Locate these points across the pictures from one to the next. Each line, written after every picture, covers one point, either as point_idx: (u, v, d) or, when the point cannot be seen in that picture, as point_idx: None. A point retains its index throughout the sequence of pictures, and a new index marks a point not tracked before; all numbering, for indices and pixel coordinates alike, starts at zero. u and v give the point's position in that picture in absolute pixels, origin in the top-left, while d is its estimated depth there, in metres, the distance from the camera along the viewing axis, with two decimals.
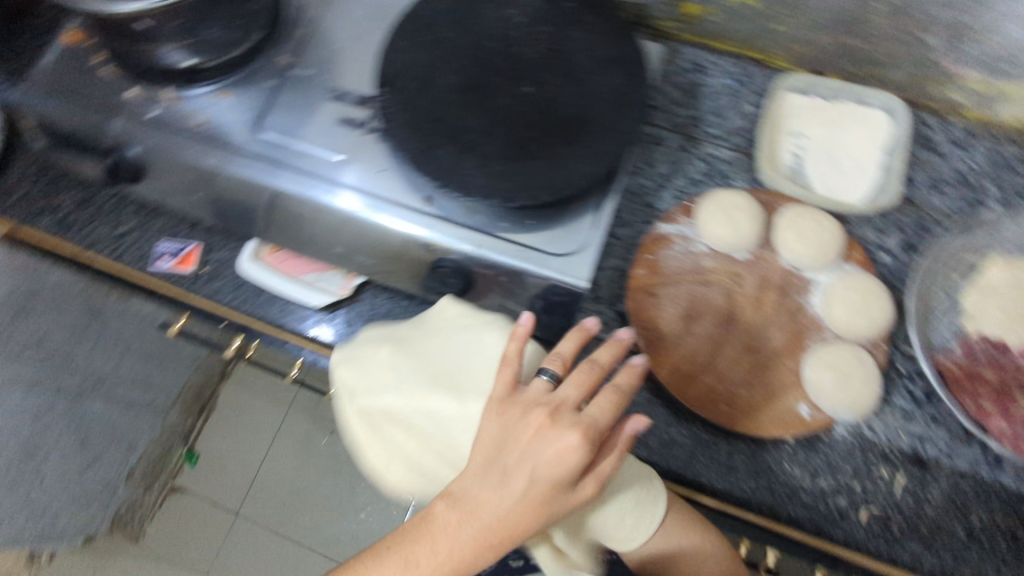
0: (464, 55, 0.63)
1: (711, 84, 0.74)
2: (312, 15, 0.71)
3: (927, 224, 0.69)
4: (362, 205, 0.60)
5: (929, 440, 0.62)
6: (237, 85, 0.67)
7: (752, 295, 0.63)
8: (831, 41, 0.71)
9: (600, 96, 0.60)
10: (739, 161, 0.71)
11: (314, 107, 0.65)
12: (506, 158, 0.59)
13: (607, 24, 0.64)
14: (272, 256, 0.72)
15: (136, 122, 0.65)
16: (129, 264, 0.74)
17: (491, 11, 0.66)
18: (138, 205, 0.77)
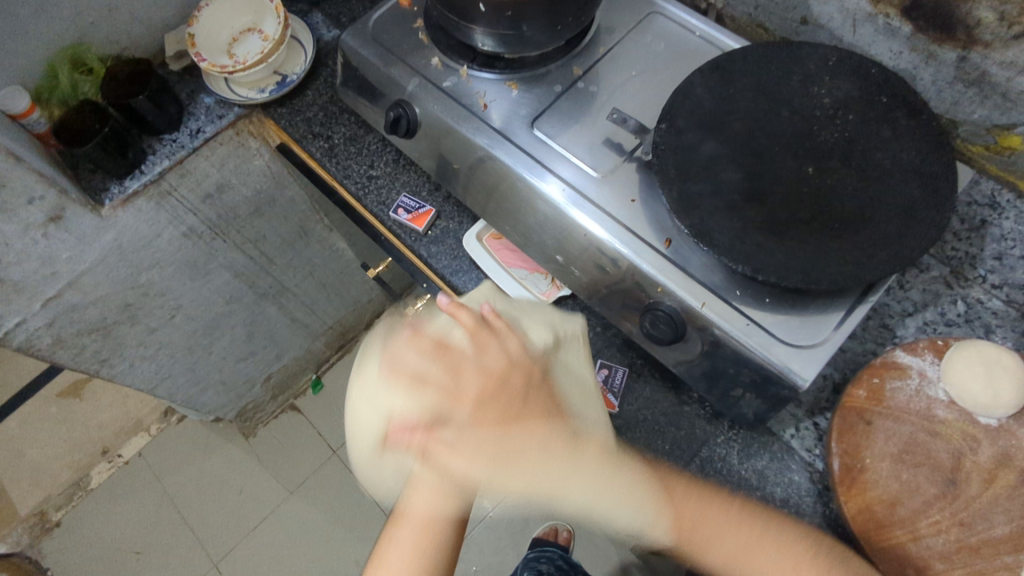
0: (755, 118, 0.62)
1: (1004, 226, 0.66)
2: (614, 40, 0.75)
3: None
4: (567, 202, 0.64)
5: None
6: (526, 82, 0.73)
7: (985, 468, 0.55)
8: None
9: (888, 200, 0.57)
10: (1009, 317, 0.63)
11: (589, 124, 0.69)
12: (766, 229, 0.56)
13: (919, 129, 0.60)
14: (493, 241, 0.76)
15: (431, 87, 0.74)
16: (369, 203, 0.81)
17: (796, 82, 0.64)
18: (396, 157, 0.84)
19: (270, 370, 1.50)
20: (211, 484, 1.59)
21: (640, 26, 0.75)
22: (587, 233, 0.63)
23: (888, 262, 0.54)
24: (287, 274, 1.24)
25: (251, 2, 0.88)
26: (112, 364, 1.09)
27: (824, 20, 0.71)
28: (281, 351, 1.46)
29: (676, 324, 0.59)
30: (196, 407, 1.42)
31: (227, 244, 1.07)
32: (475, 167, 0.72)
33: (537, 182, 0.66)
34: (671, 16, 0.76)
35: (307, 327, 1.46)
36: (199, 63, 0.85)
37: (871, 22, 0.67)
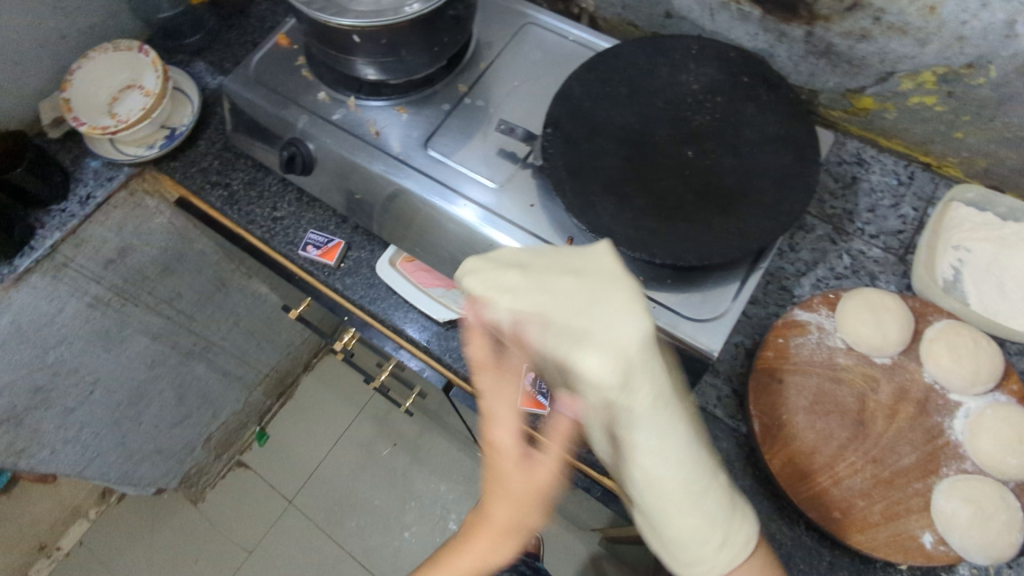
0: (633, 111, 0.66)
1: (871, 180, 0.73)
2: (494, 55, 0.77)
3: None
4: (477, 219, 0.66)
5: None
6: (414, 105, 0.74)
7: (886, 405, 0.60)
8: (1016, 159, 0.66)
9: (762, 171, 0.61)
10: (889, 263, 0.68)
11: (481, 137, 0.71)
12: (657, 215, 0.59)
13: (779, 103, 0.65)
14: (407, 264, 0.76)
15: (321, 122, 0.74)
16: (278, 246, 0.80)
17: (666, 73, 0.68)
18: (298, 195, 0.83)
19: (210, 430, 1.44)
20: (164, 560, 1.51)
21: (516, 38, 0.78)
22: (496, 244, 0.65)
23: (770, 229, 0.58)
24: (211, 328, 1.20)
25: (125, 59, 0.86)
26: (32, 453, 1.03)
27: (685, 12, 0.75)
28: (217, 409, 1.41)
29: None
30: (135, 482, 1.35)
31: (140, 308, 1.04)
32: (377, 194, 0.72)
33: (442, 203, 0.67)
34: (545, 26, 0.79)
35: (241, 379, 1.41)
36: (79, 127, 0.81)
37: (725, 10, 0.71)
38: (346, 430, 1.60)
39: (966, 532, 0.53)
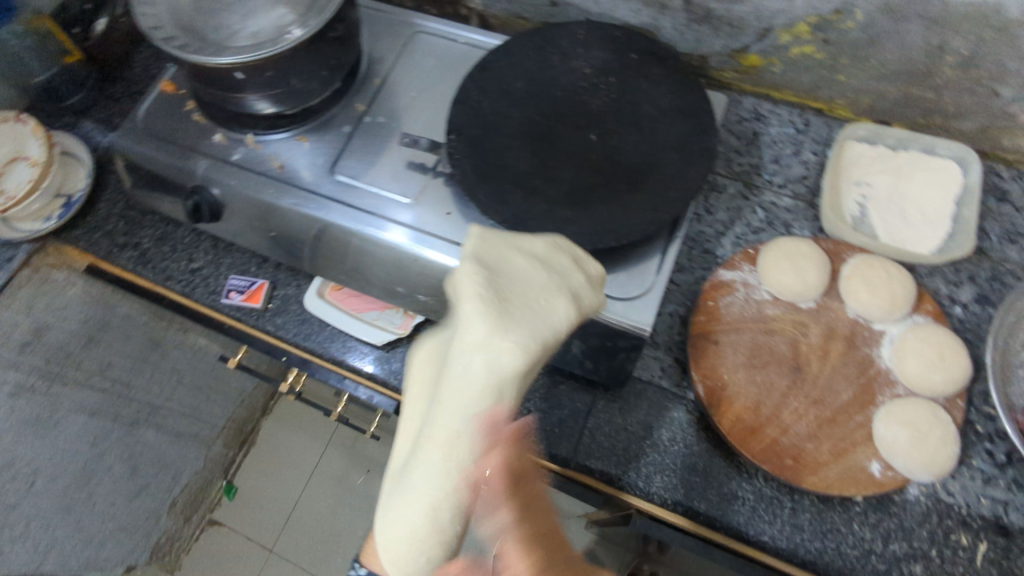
0: (532, 104, 0.66)
1: (771, 133, 0.75)
2: (388, 69, 0.77)
3: (1003, 277, 0.65)
4: (408, 240, 0.64)
5: (1015, 507, 0.58)
6: (314, 132, 0.73)
7: (818, 346, 0.62)
8: (897, 92, 0.69)
9: (664, 144, 0.62)
10: (800, 210, 0.71)
11: (388, 154, 0.71)
12: (570, 204, 0.60)
13: (669, 75, 0.67)
14: (335, 293, 0.75)
15: (221, 165, 0.71)
16: (200, 298, 0.77)
17: (558, 61, 0.68)
18: (213, 242, 0.80)
19: (173, 495, 1.39)
20: None
21: (406, 48, 0.78)
22: (430, 263, 0.64)
23: (680, 199, 0.59)
24: (153, 392, 1.15)
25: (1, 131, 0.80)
26: None
27: None
28: (177, 472, 1.36)
29: None
30: (102, 565, 1.29)
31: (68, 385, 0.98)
32: (291, 229, 0.70)
33: (372, 231, 0.65)
34: (433, 32, 0.79)
35: (197, 437, 1.36)
36: None
37: None
38: (317, 467, 1.56)
39: (908, 453, 0.56)
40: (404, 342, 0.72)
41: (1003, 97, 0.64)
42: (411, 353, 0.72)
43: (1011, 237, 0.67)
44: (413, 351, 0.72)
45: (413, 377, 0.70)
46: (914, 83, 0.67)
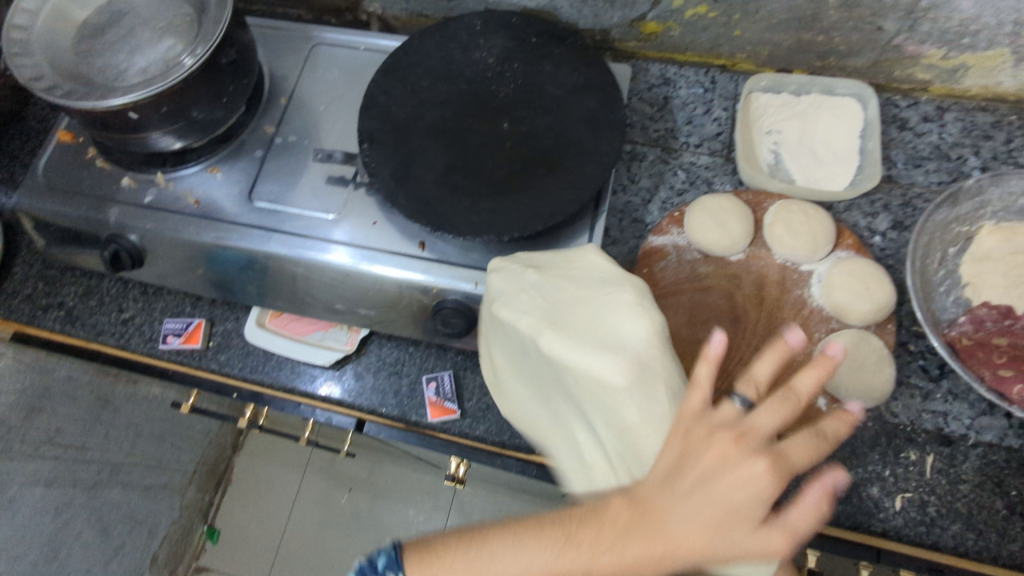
0: (441, 102, 0.66)
1: (681, 96, 0.76)
2: (293, 86, 0.75)
3: (913, 200, 0.68)
4: (354, 259, 0.63)
5: (953, 416, 0.61)
6: (225, 161, 0.71)
7: (752, 295, 0.64)
8: (791, 39, 0.72)
9: (576, 124, 0.63)
10: (719, 166, 0.72)
11: (304, 172, 0.69)
12: (493, 196, 0.60)
13: (572, 55, 0.68)
14: (276, 320, 0.73)
15: (133, 209, 0.68)
16: (137, 348, 0.74)
17: (460, 55, 0.68)
18: (141, 288, 0.78)
19: (153, 551, 1.34)
20: None
21: (308, 63, 0.77)
22: (380, 278, 0.63)
23: (598, 174, 0.60)
24: (110, 451, 1.11)
25: None
26: None
27: None
28: (153, 527, 1.31)
29: (463, 312, 0.62)
30: None
31: (14, 459, 0.94)
32: (216, 263, 0.68)
33: (316, 255, 0.64)
34: (333, 43, 0.78)
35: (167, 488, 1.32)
36: None
37: None
38: (298, 496, 1.54)
39: (846, 383, 0.59)
40: (352, 357, 0.72)
41: (887, 31, 0.67)
42: (361, 367, 0.71)
43: (915, 162, 0.70)
44: (363, 365, 0.71)
45: (368, 392, 0.70)
46: (804, 28, 0.70)
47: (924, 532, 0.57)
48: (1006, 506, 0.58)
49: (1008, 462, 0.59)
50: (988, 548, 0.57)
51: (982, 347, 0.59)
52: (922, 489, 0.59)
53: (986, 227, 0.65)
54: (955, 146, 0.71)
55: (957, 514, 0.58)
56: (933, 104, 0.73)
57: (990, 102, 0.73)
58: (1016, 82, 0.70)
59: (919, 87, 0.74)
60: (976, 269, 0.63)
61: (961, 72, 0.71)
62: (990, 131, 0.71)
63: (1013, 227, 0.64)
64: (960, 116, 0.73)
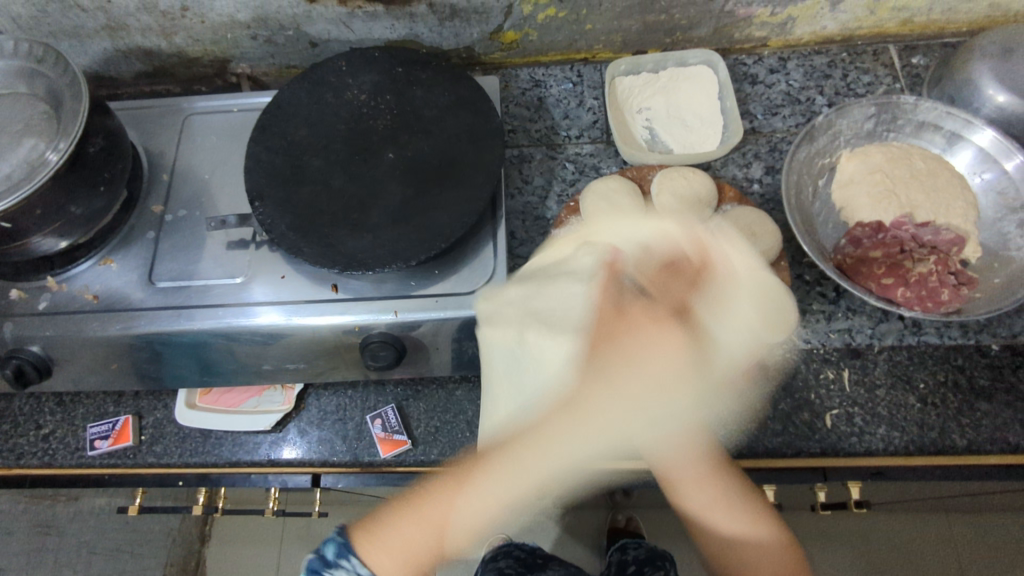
0: (324, 146, 0.67)
1: (554, 94, 0.80)
2: (173, 161, 0.74)
3: (778, 145, 0.75)
4: (276, 316, 0.63)
5: (856, 330, 0.66)
6: (117, 250, 0.69)
7: None
8: (638, 24, 0.77)
9: (458, 141, 0.66)
10: (601, 151, 0.76)
11: (202, 243, 0.68)
12: (394, 224, 0.62)
13: (440, 76, 0.70)
14: (206, 397, 0.72)
15: (28, 319, 0.65)
16: (64, 461, 0.70)
17: (332, 98, 0.70)
18: (58, 397, 0.73)
19: None
20: None
21: (184, 134, 0.76)
22: (303, 328, 0.63)
23: (488, 183, 0.63)
24: None
25: None
26: None
27: (326, 34, 0.79)
28: None
29: (390, 343, 0.62)
30: None
31: None
32: (130, 354, 0.66)
33: (238, 320, 0.63)
34: (205, 110, 0.78)
35: None
36: None
37: (354, 17, 0.75)
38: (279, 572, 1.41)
39: (767, 322, 0.62)
40: (293, 415, 0.71)
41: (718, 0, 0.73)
42: (304, 422, 0.71)
43: (772, 111, 0.77)
44: (306, 420, 0.71)
45: (318, 446, 0.69)
46: (646, 11, 0.75)
47: (857, 442, 0.62)
48: (919, 399, 0.63)
49: (911, 358, 0.65)
50: (914, 440, 0.61)
51: (864, 262, 0.64)
52: (846, 402, 0.64)
53: (843, 155, 0.71)
54: (802, 89, 0.78)
55: (880, 417, 0.63)
56: (775, 57, 0.80)
57: (821, 45, 0.81)
58: (838, 23, 0.78)
59: (760, 43, 0.81)
60: (844, 193, 0.69)
61: (790, 25, 0.78)
62: (828, 71, 0.79)
63: (866, 150, 0.70)
64: (800, 63, 0.80)
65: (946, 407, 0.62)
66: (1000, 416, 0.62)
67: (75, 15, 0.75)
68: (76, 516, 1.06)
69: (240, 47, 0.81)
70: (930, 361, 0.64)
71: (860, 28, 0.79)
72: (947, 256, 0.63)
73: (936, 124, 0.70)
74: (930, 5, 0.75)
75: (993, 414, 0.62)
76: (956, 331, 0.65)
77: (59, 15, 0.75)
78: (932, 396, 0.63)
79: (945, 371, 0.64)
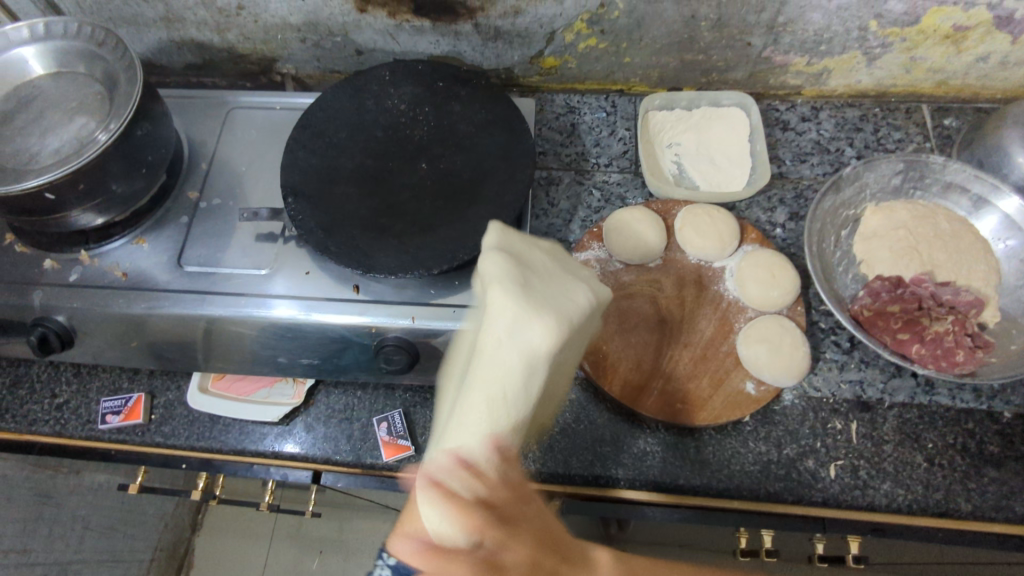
0: (360, 150, 0.69)
1: (587, 121, 0.82)
2: (213, 151, 0.77)
3: (804, 192, 0.75)
4: (296, 310, 0.64)
5: (868, 383, 0.66)
6: (150, 231, 0.71)
7: (674, 296, 0.68)
8: (676, 61, 0.79)
9: (489, 158, 0.67)
10: (629, 181, 0.78)
11: (233, 233, 0.70)
12: (420, 232, 0.63)
13: (478, 94, 0.72)
14: (218, 383, 0.73)
15: (57, 290, 0.66)
16: (74, 433, 0.71)
17: (373, 105, 0.72)
18: (75, 368, 0.75)
19: None
20: None
21: (225, 126, 0.78)
22: (321, 325, 0.64)
23: (515, 201, 0.64)
24: (56, 550, 1.04)
25: None
26: None
27: (372, 44, 0.81)
28: None
29: (404, 348, 0.63)
30: None
31: None
32: (151, 333, 0.67)
33: (259, 311, 0.64)
34: (248, 105, 0.80)
35: None
36: None
37: (402, 29, 0.78)
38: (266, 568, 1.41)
39: (785, 367, 0.62)
40: (301, 410, 0.72)
41: (756, 45, 0.75)
42: (311, 418, 0.71)
43: (800, 158, 0.78)
44: (312, 416, 0.72)
45: (321, 443, 0.70)
46: (685, 50, 0.77)
47: (860, 496, 0.61)
48: (926, 459, 0.62)
49: (921, 417, 0.64)
50: (917, 500, 0.61)
51: (881, 316, 0.64)
52: (851, 454, 0.63)
53: (868, 208, 0.72)
54: (832, 140, 0.79)
55: (885, 472, 0.62)
56: (808, 105, 0.82)
57: (854, 99, 0.82)
58: (873, 78, 0.79)
59: (794, 91, 0.82)
60: (866, 246, 0.69)
61: (826, 76, 0.79)
62: (859, 124, 0.80)
63: (891, 206, 0.71)
64: (832, 114, 0.81)
65: (953, 469, 0.62)
66: (1008, 484, 0.61)
67: (137, 4, 0.78)
68: (75, 489, 1.07)
69: (288, 48, 0.84)
70: (939, 422, 0.64)
71: (895, 86, 0.80)
72: (965, 317, 0.63)
73: (963, 187, 0.71)
74: (965, 69, 0.76)
75: (1000, 482, 0.61)
76: (968, 395, 0.65)
77: (121, 2, 0.78)
78: (940, 457, 0.62)
79: (954, 433, 0.64)
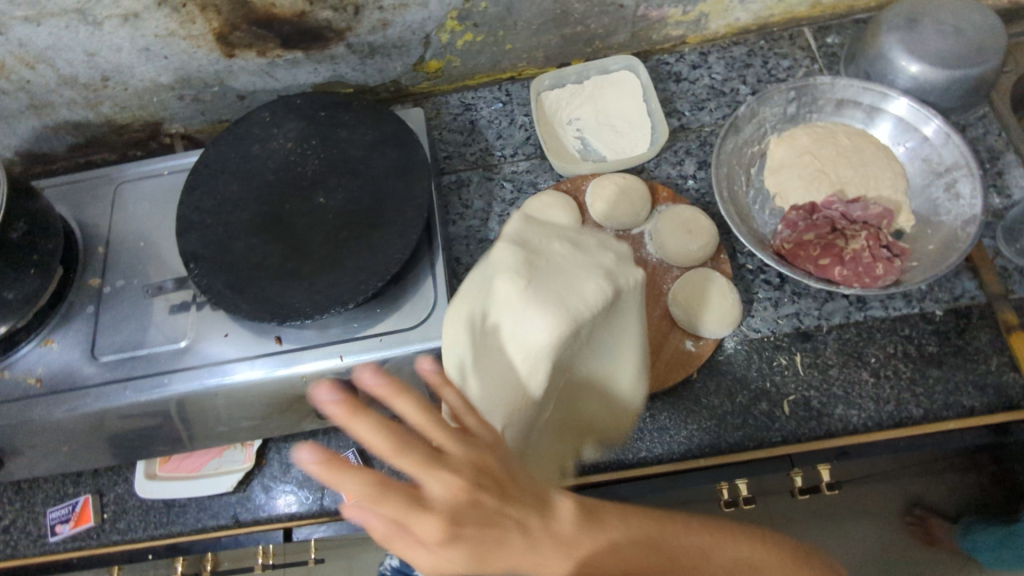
0: (254, 198, 0.66)
1: (485, 115, 0.82)
2: (109, 231, 0.74)
3: (707, 139, 0.76)
4: (217, 376, 0.63)
5: (804, 314, 0.66)
6: (59, 328, 0.68)
7: None
8: (557, 38, 0.78)
9: (386, 178, 0.66)
10: (536, 166, 0.77)
11: (144, 311, 0.68)
12: (328, 267, 0.61)
13: (364, 115, 0.71)
14: (166, 466, 0.70)
15: None
16: (28, 551, 0.68)
17: (258, 148, 0.70)
18: (15, 485, 0.71)
19: None
20: None
21: (117, 204, 0.76)
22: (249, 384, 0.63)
23: (418, 216, 0.63)
24: None
25: None
26: None
27: (251, 87, 0.79)
28: None
29: None
30: None
31: None
32: (81, 432, 0.65)
33: (183, 385, 0.63)
34: (137, 176, 0.77)
35: None
36: None
37: (275, 65, 0.75)
38: None
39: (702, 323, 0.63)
40: (255, 473, 0.69)
41: (628, 6, 0.74)
42: (267, 478, 0.69)
43: (698, 106, 0.78)
44: (268, 476, 0.69)
45: (281, 501, 0.68)
46: (562, 25, 0.76)
47: (817, 426, 0.61)
48: (873, 373, 0.63)
49: (860, 334, 0.65)
50: (871, 417, 0.61)
51: (802, 246, 0.64)
52: (801, 387, 0.63)
53: (771, 141, 0.72)
54: (725, 81, 0.79)
55: (837, 397, 0.62)
56: (695, 53, 0.82)
57: (738, 36, 0.82)
58: (750, 14, 0.79)
59: (679, 42, 0.82)
60: (777, 178, 0.69)
61: (706, 21, 0.79)
62: (748, 60, 0.80)
63: (792, 133, 0.71)
64: (720, 56, 0.81)
65: (900, 378, 0.62)
66: (953, 380, 0.62)
67: None
68: None
69: (167, 108, 0.81)
70: (879, 335, 0.65)
71: (774, 16, 0.80)
72: (878, 230, 0.63)
73: (855, 100, 0.72)
74: None
75: (946, 379, 0.62)
76: (900, 302, 0.66)
77: None
78: (886, 369, 0.63)
79: (895, 342, 0.64)
